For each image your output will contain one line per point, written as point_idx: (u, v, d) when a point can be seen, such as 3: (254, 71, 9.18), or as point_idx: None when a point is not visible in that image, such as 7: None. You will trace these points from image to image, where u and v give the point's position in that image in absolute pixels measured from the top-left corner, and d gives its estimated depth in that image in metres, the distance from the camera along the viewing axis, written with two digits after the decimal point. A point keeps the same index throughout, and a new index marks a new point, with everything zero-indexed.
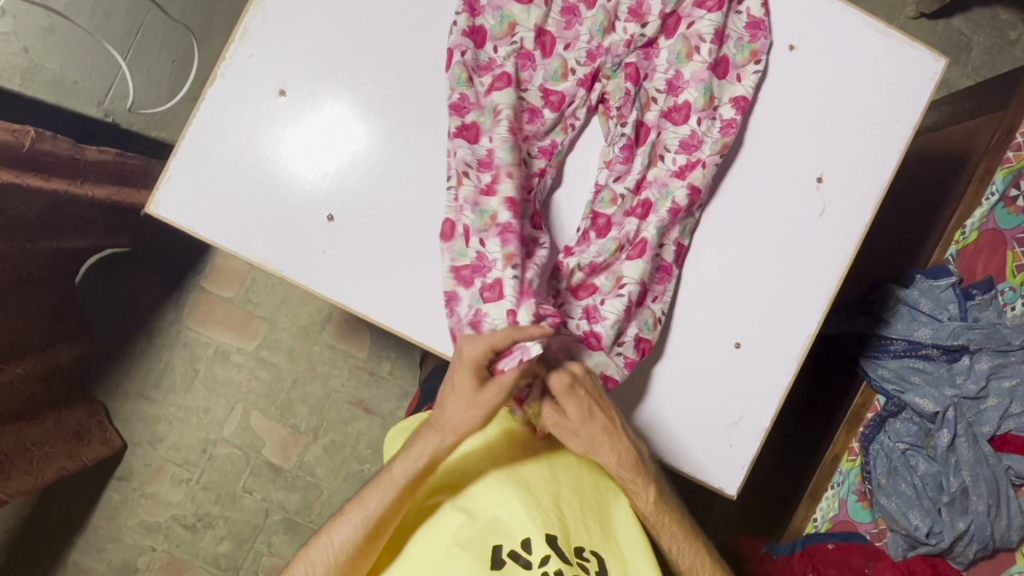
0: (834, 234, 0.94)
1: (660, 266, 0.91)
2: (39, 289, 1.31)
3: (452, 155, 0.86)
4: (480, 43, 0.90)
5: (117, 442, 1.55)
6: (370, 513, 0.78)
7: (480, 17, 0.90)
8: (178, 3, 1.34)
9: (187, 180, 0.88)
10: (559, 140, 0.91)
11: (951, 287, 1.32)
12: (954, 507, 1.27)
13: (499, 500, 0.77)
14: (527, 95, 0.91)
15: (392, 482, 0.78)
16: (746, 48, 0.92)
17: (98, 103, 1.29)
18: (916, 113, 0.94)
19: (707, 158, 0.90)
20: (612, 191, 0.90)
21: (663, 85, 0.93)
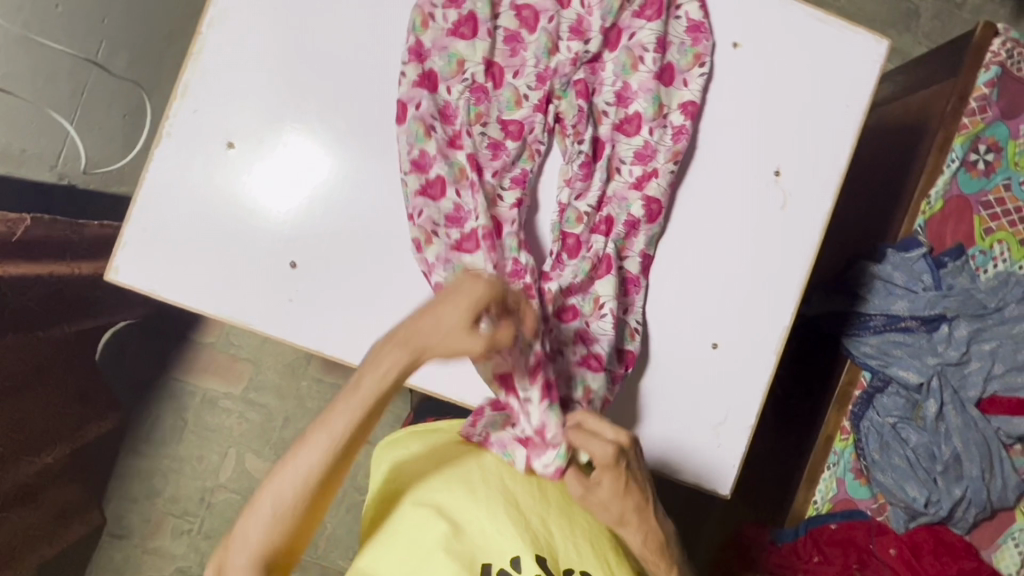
0: (798, 225, 0.95)
1: (627, 278, 0.91)
2: (55, 374, 1.31)
3: (417, 215, 0.86)
4: (434, 88, 0.88)
5: (96, 518, 1.53)
6: (307, 470, 0.69)
7: (429, 61, 0.89)
8: (122, 58, 1.33)
9: (145, 243, 0.87)
10: (527, 168, 0.91)
11: (923, 258, 1.31)
12: (949, 474, 1.28)
13: (487, 518, 0.74)
14: (487, 129, 0.90)
15: (325, 435, 0.70)
16: (688, 53, 0.93)
17: (51, 167, 1.25)
18: (864, 96, 0.95)
19: (662, 166, 0.91)
20: (576, 210, 0.90)
21: (612, 98, 0.93)
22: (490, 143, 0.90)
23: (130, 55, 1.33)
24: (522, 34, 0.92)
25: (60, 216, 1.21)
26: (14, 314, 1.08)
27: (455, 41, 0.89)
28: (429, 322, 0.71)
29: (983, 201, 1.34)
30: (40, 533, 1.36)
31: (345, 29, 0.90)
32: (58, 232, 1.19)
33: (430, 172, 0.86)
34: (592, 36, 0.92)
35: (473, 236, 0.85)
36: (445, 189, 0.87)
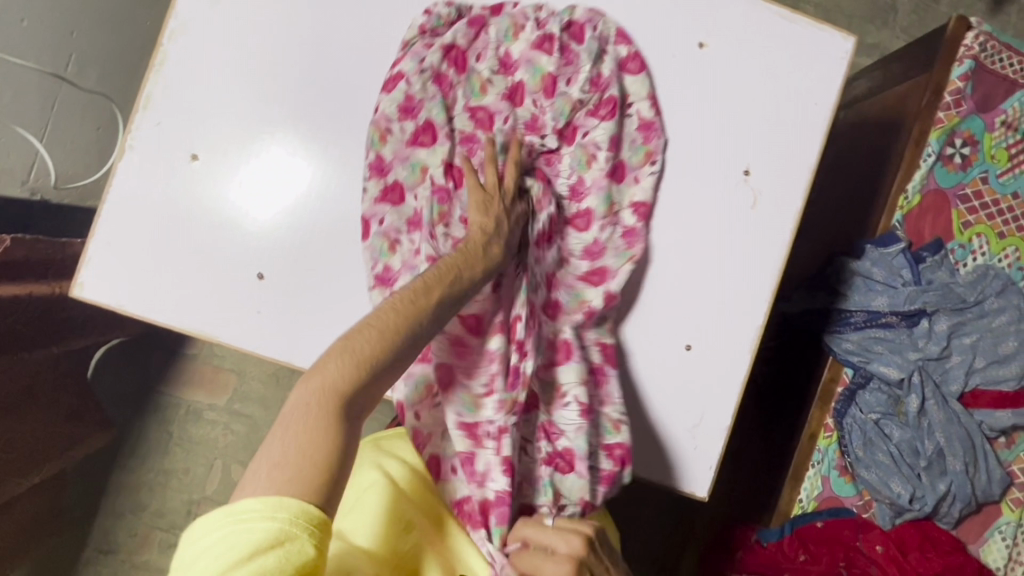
0: (769, 224, 0.94)
1: (593, 368, 0.89)
2: (51, 392, 1.30)
3: None
4: (398, 201, 0.87)
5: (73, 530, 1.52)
6: (335, 380, 0.61)
7: (391, 174, 0.87)
8: (93, 73, 1.31)
9: (111, 257, 0.87)
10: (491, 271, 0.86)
11: (902, 253, 1.31)
12: (933, 470, 1.28)
13: (466, 544, 0.85)
14: (452, 230, 0.84)
15: (353, 346, 0.63)
16: (640, 150, 0.92)
17: (21, 182, 1.24)
18: (832, 94, 0.95)
19: (615, 265, 0.90)
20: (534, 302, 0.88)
21: (566, 191, 0.92)
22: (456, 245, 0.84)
23: (100, 69, 1.32)
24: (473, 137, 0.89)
25: (39, 236, 1.19)
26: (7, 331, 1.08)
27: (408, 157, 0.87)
28: (469, 255, 0.77)
29: (960, 194, 1.34)
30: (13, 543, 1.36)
31: (309, 38, 0.90)
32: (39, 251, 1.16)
33: (394, 286, 0.84)
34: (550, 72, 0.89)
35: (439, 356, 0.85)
36: None
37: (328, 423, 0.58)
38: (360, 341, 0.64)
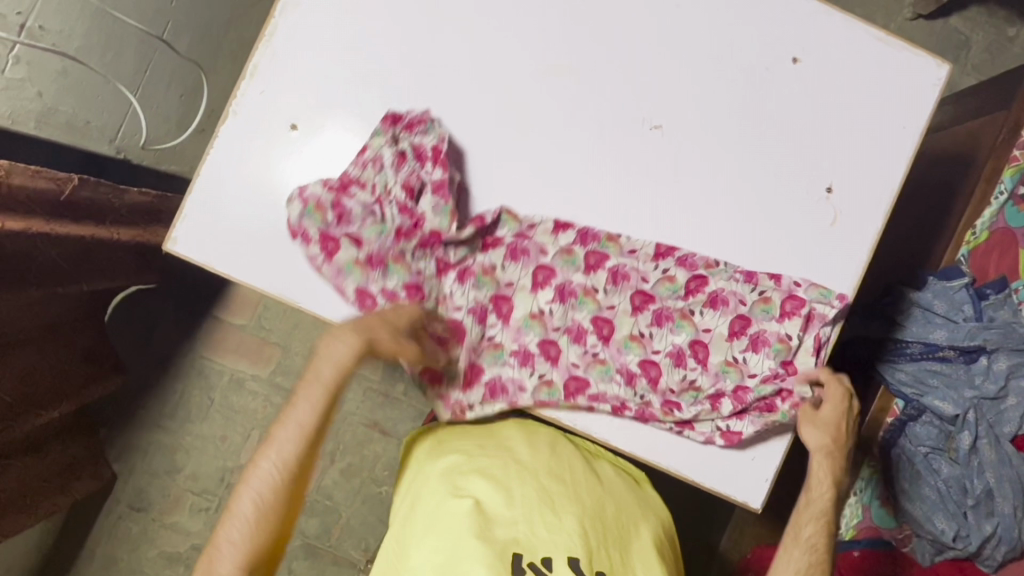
0: (846, 244, 0.94)
1: (676, 352, 0.92)
2: (65, 334, 1.31)
3: (657, 396, 0.91)
4: (607, 334, 0.93)
5: (105, 472, 1.55)
6: (251, 507, 0.76)
7: (548, 289, 0.93)
8: (185, 38, 1.35)
9: (204, 220, 0.90)
10: (633, 355, 0.92)
11: (965, 288, 1.30)
12: (980, 510, 1.23)
13: (539, 528, 0.83)
14: (645, 341, 0.92)
15: (261, 477, 0.77)
16: (572, 261, 0.93)
17: (110, 141, 1.28)
18: (922, 118, 0.95)
19: (637, 274, 0.93)
20: (634, 338, 0.92)
21: (552, 296, 0.93)
22: (653, 317, 0.93)
23: (192, 36, 1.35)
24: (598, 285, 0.93)
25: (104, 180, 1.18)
26: (40, 266, 1.05)
27: (612, 386, 0.91)
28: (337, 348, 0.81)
29: None
30: (52, 487, 1.38)
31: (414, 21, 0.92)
32: (100, 194, 1.13)
33: (687, 367, 0.92)
34: (578, 230, 0.93)
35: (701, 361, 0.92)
36: (683, 359, 0.92)
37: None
38: (229, 526, 0.76)
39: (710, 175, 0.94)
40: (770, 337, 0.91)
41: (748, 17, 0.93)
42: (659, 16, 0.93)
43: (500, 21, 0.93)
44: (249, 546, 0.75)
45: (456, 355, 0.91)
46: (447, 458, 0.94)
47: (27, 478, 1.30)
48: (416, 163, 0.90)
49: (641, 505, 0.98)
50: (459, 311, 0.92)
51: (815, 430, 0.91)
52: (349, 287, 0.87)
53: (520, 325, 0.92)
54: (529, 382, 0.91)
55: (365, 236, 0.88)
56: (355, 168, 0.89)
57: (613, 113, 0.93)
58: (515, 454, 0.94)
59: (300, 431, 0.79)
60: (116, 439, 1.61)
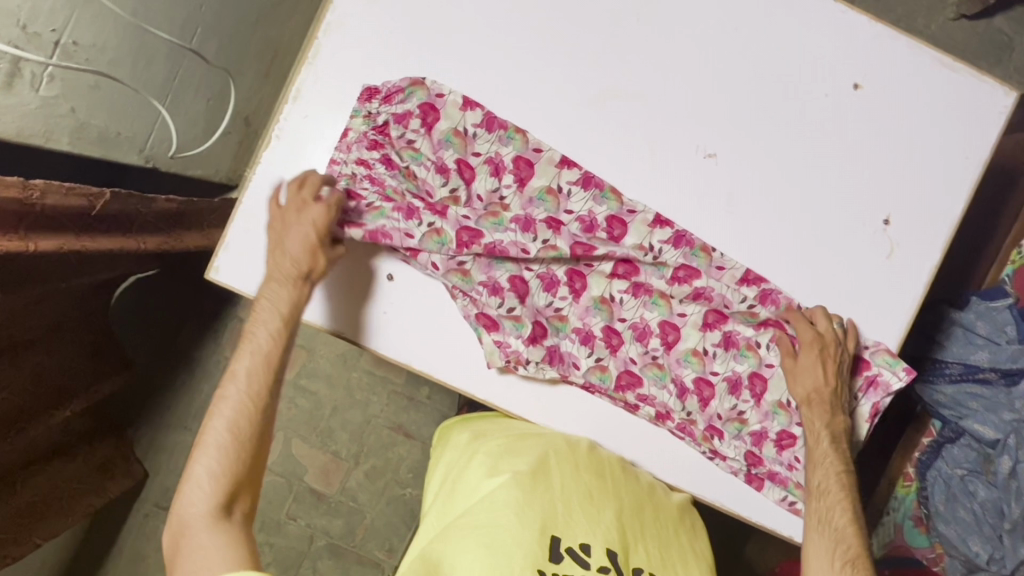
0: (901, 278, 0.92)
1: (732, 381, 0.92)
2: (74, 326, 1.25)
3: (706, 418, 0.92)
4: (671, 343, 0.92)
5: (138, 471, 1.53)
6: (221, 437, 0.74)
7: (621, 282, 0.91)
8: (212, 43, 1.26)
9: (243, 246, 0.88)
10: (689, 372, 0.91)
11: (1009, 309, 1.26)
12: (1018, 533, 1.20)
13: (575, 517, 0.77)
14: (707, 365, 0.92)
15: (228, 402, 0.75)
16: (661, 268, 0.91)
17: (140, 150, 1.19)
18: (984, 149, 0.92)
19: (711, 288, 0.91)
20: (699, 355, 0.91)
21: (626, 287, 0.91)
22: (722, 339, 0.91)
23: (219, 39, 1.27)
24: (676, 294, 0.91)
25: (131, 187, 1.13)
26: (46, 263, 1.00)
27: (664, 392, 0.91)
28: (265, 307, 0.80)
29: None
30: (80, 489, 1.37)
31: (460, 43, 0.89)
32: (131, 205, 1.08)
33: (741, 395, 0.92)
34: (676, 232, 0.90)
35: (756, 390, 0.92)
36: (741, 387, 0.92)
37: (208, 537, 0.68)
38: (200, 458, 0.73)
39: (765, 203, 0.91)
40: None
41: (805, 43, 0.90)
42: (712, 42, 0.90)
43: (553, 43, 0.90)
44: (225, 477, 0.72)
45: (523, 318, 0.89)
46: (491, 440, 0.88)
47: (60, 479, 1.32)
48: (486, 136, 0.89)
49: (681, 509, 0.89)
50: (529, 274, 0.91)
51: (798, 384, 0.88)
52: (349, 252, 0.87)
53: (590, 306, 0.91)
54: (584, 363, 0.91)
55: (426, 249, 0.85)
56: (355, 134, 0.87)
57: (666, 139, 0.91)
58: (554, 442, 0.88)
59: (259, 354, 0.78)
60: (144, 439, 1.57)
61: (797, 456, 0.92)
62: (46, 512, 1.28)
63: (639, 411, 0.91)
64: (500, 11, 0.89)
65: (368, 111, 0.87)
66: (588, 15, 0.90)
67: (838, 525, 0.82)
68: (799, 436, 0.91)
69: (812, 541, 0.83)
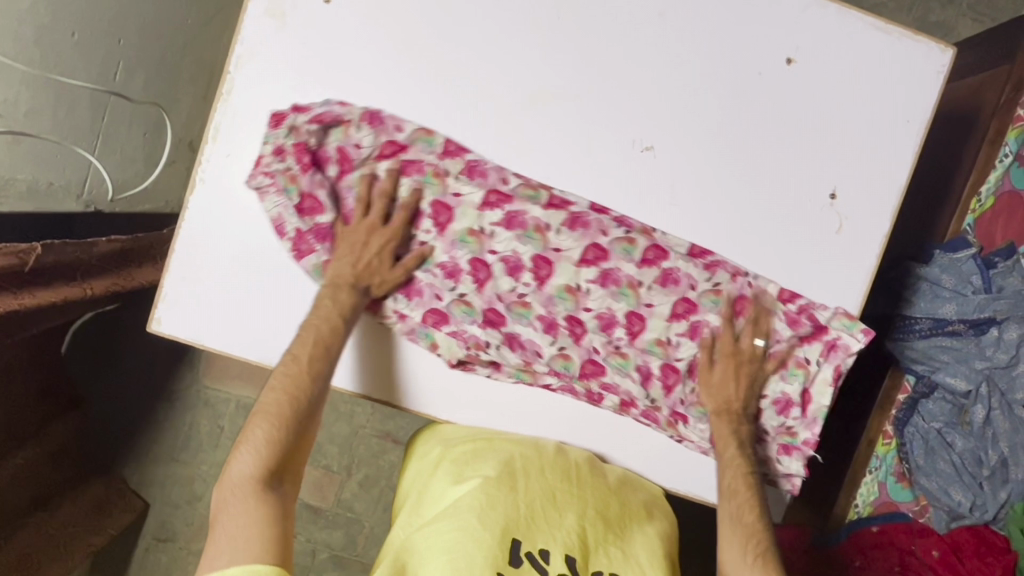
0: (851, 252, 0.92)
1: (690, 364, 0.93)
2: (20, 371, 1.22)
3: (669, 399, 0.94)
4: (636, 331, 0.92)
5: (139, 503, 1.50)
6: (263, 438, 0.77)
7: (588, 270, 0.90)
8: (139, 77, 1.22)
9: (184, 298, 0.87)
10: (654, 357, 0.93)
11: (973, 259, 1.26)
12: (996, 478, 1.23)
13: (535, 523, 0.77)
14: (672, 351, 0.93)
15: (273, 409, 0.79)
16: (629, 250, 0.89)
17: (78, 196, 1.17)
18: (925, 110, 0.90)
19: (681, 269, 0.90)
20: (663, 341, 0.92)
21: (594, 276, 0.90)
22: (689, 327, 0.92)
23: (146, 71, 1.23)
24: (644, 280, 0.90)
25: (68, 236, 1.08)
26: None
27: (627, 380, 0.93)
28: (326, 306, 0.85)
29: None
30: (77, 533, 1.36)
31: (379, 58, 0.86)
32: (69, 254, 1.03)
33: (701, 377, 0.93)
34: (614, 220, 0.89)
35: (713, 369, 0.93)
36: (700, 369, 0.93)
37: (248, 502, 0.72)
38: (257, 423, 0.77)
39: (711, 192, 0.90)
40: (787, 357, 0.92)
41: (734, 21, 0.88)
42: (638, 29, 0.87)
43: (475, 50, 0.87)
44: (272, 447, 0.76)
45: (473, 304, 0.92)
46: (462, 444, 0.88)
47: (53, 527, 1.32)
48: (368, 134, 0.86)
49: (648, 504, 0.90)
50: (492, 257, 0.90)
51: (711, 393, 0.92)
52: (291, 227, 0.86)
53: (553, 294, 0.91)
54: (546, 351, 0.93)
55: (413, 145, 0.87)
56: (291, 150, 0.85)
57: (603, 137, 0.89)
58: (523, 446, 0.88)
59: (320, 341, 0.83)
60: (134, 473, 1.51)
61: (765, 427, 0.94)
62: (40, 562, 1.27)
63: (603, 401, 0.95)
64: (417, 22, 0.86)
65: (292, 124, 0.85)
66: (508, 15, 0.86)
67: (749, 523, 0.84)
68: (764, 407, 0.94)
69: (725, 539, 0.85)
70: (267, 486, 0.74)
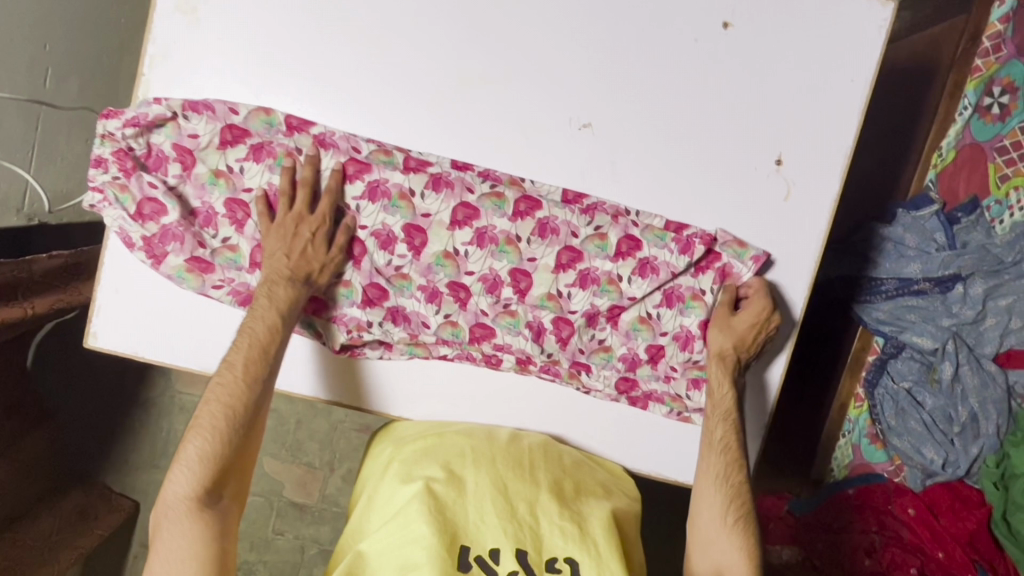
0: (802, 218, 0.90)
1: (589, 314, 0.92)
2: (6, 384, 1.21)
3: (566, 349, 0.93)
4: (524, 288, 0.91)
5: (127, 505, 1.47)
6: (198, 456, 0.75)
7: (467, 228, 0.89)
8: (70, 83, 1.17)
9: (118, 309, 0.93)
10: (547, 311, 0.92)
11: (936, 216, 1.23)
12: (967, 434, 1.20)
13: (486, 515, 0.78)
14: (568, 303, 0.92)
15: (207, 425, 0.76)
16: (501, 205, 0.89)
17: (18, 211, 1.12)
18: (870, 68, 0.87)
19: (575, 225, 0.89)
20: (553, 294, 0.91)
21: (472, 236, 0.90)
22: (578, 276, 0.91)
23: (77, 76, 1.18)
24: (522, 234, 0.89)
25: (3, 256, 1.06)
26: None
27: (520, 338, 0.93)
28: (261, 305, 0.83)
29: (997, 147, 1.19)
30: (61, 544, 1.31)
31: (306, 54, 0.86)
32: (8, 272, 1.01)
33: (599, 326, 0.93)
34: (478, 175, 0.89)
35: (613, 315, 0.93)
36: (601, 318, 0.93)
37: (186, 528, 0.72)
38: (191, 440, 0.75)
39: (649, 165, 0.89)
40: (684, 293, 0.92)
41: None
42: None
43: (400, 40, 0.85)
44: (210, 464, 0.75)
45: (352, 284, 0.91)
46: (411, 444, 0.88)
47: (30, 540, 1.26)
48: (199, 120, 0.87)
49: (606, 484, 0.91)
50: (364, 233, 0.90)
51: (721, 333, 0.91)
52: (136, 237, 0.89)
53: (431, 263, 0.90)
54: (432, 321, 0.92)
55: (253, 129, 0.88)
56: (111, 158, 0.87)
57: (539, 117, 0.87)
58: (477, 438, 0.89)
59: (255, 346, 0.81)
60: (116, 482, 1.50)
61: (672, 366, 0.94)
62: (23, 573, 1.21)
63: (501, 362, 0.94)
64: (338, 14, 0.84)
65: (106, 132, 0.87)
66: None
67: (734, 484, 0.86)
68: (666, 346, 0.93)
69: (706, 494, 0.87)
70: (206, 506, 0.73)
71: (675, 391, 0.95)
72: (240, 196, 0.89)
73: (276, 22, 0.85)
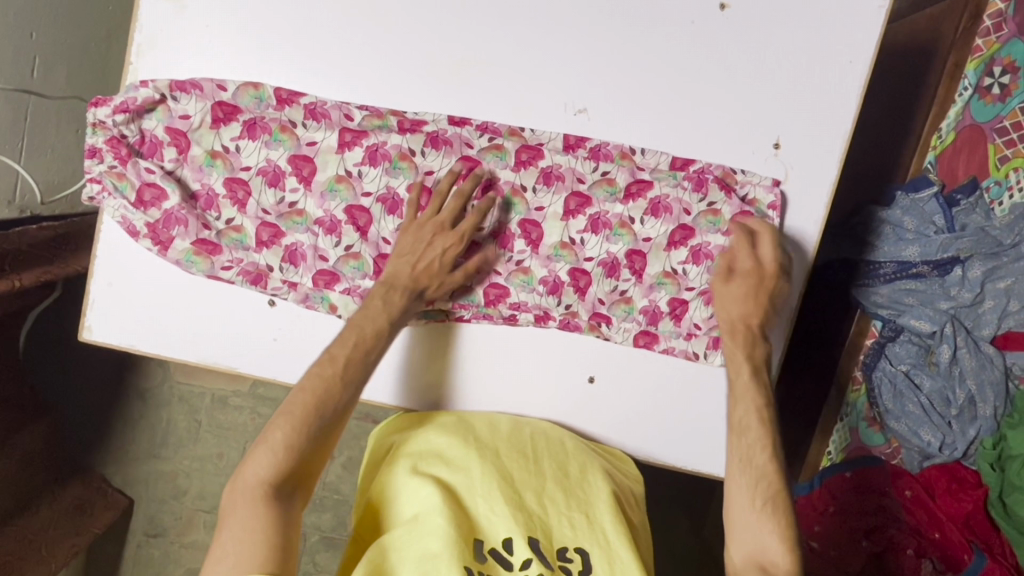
0: (800, 201, 0.90)
1: (606, 262, 0.91)
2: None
3: (585, 299, 0.92)
4: (537, 239, 0.90)
5: (121, 502, 1.46)
6: (282, 444, 0.70)
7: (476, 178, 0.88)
8: (61, 73, 1.16)
9: (112, 303, 0.92)
10: (564, 263, 0.91)
11: (935, 198, 1.22)
12: (964, 417, 1.15)
13: (495, 503, 0.78)
14: (585, 256, 0.91)
15: (296, 413, 0.72)
16: (503, 158, 0.88)
17: (9, 202, 1.10)
18: (868, 49, 0.85)
19: (585, 174, 0.88)
20: (567, 244, 0.90)
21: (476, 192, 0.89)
22: (591, 223, 0.90)
23: (66, 66, 1.16)
24: (527, 184, 0.88)
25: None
26: None
27: (533, 295, 0.92)
28: (375, 306, 0.82)
29: (997, 128, 1.15)
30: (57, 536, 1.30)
31: (296, 41, 0.85)
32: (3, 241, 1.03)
33: (621, 276, 0.91)
34: (476, 129, 0.87)
35: (635, 262, 0.91)
36: (620, 268, 0.91)
37: (256, 511, 0.66)
38: (279, 427, 0.71)
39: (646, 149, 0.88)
40: (711, 251, 0.90)
41: None
42: None
43: (391, 26, 0.84)
44: (291, 455, 0.69)
45: (361, 256, 0.89)
46: (419, 441, 0.86)
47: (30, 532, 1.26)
48: (188, 99, 0.86)
49: (613, 468, 0.90)
50: (367, 200, 0.88)
51: (724, 309, 0.88)
52: (139, 224, 0.89)
53: None
54: None
55: (242, 105, 0.87)
56: (105, 148, 0.86)
57: (534, 103, 0.86)
58: (474, 427, 0.88)
59: (361, 344, 0.79)
60: (116, 469, 1.49)
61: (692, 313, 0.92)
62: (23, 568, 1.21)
63: (517, 320, 0.92)
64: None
65: (98, 120, 0.86)
66: None
67: (760, 464, 0.79)
68: (690, 300, 0.92)
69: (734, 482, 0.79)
70: (278, 498, 0.68)
71: (693, 331, 0.93)
72: (238, 174, 0.88)
73: (269, 7, 0.84)
